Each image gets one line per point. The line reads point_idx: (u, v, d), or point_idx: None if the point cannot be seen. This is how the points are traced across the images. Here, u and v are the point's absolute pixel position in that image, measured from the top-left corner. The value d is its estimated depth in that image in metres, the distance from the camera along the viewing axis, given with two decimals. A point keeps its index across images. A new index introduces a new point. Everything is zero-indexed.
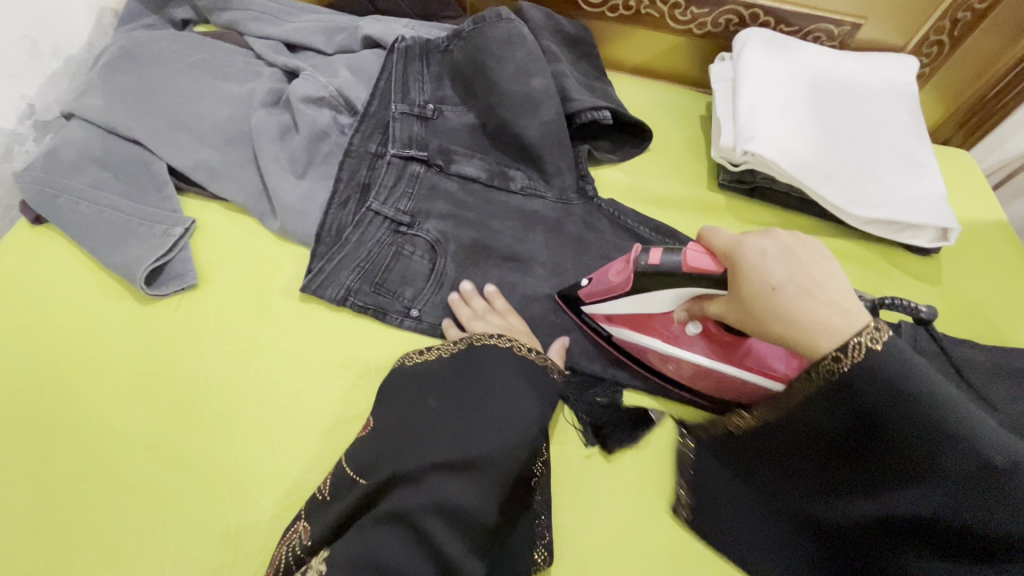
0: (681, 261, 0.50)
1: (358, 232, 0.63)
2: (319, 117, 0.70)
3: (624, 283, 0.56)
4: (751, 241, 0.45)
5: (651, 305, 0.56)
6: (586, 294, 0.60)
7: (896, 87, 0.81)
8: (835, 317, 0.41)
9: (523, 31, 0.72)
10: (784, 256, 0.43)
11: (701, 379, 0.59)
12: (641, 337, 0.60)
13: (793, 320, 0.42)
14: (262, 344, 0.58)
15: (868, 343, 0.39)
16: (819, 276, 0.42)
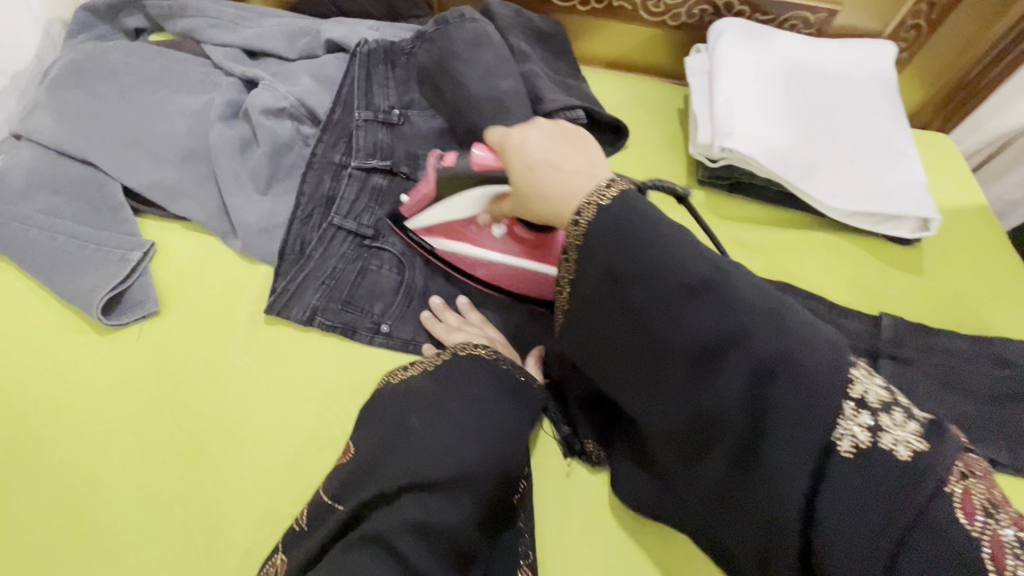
0: (471, 158, 0.56)
1: (321, 248, 0.62)
2: (280, 129, 0.67)
3: (432, 191, 0.62)
4: (517, 130, 0.52)
5: (455, 208, 0.60)
6: (408, 210, 0.64)
7: (874, 74, 0.79)
8: (576, 181, 0.46)
9: (487, 32, 0.70)
10: (553, 137, 0.50)
11: (513, 281, 0.62)
12: (454, 245, 0.62)
13: (547, 190, 0.47)
14: (228, 370, 0.56)
15: (598, 200, 0.43)
16: (571, 153, 0.49)
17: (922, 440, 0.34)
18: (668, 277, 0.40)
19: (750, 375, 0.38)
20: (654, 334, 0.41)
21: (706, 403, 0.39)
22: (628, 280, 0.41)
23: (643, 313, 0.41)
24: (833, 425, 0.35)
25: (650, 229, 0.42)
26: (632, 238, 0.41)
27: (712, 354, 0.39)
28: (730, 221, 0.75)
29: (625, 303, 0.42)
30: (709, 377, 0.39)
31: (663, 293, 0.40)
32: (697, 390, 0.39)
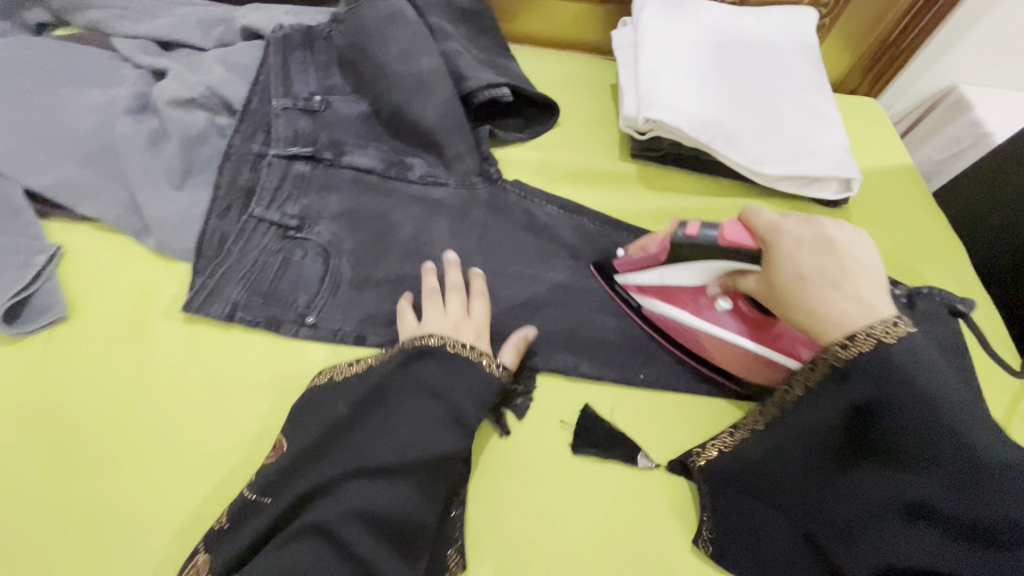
0: (718, 234, 0.52)
1: (241, 241, 0.60)
2: (192, 120, 0.64)
3: (659, 253, 0.58)
4: (793, 227, 0.49)
5: (680, 277, 0.58)
6: (621, 265, 0.63)
7: (795, 39, 0.80)
8: (853, 306, 0.45)
9: (403, 10, 0.69)
10: (820, 247, 0.47)
11: (727, 359, 0.60)
12: (670, 309, 0.61)
13: (817, 308, 0.46)
14: (146, 372, 0.54)
15: (884, 335, 0.43)
16: (848, 269, 0.46)
17: None
18: (932, 409, 0.41)
19: (972, 480, 0.40)
20: (910, 472, 0.43)
21: (930, 500, 0.41)
22: (856, 373, 0.43)
23: (891, 398, 0.42)
24: None
25: (904, 350, 0.42)
26: (895, 374, 0.42)
27: (927, 502, 0.42)
28: (663, 193, 0.75)
29: (880, 382, 0.42)
30: (943, 472, 0.41)
31: (904, 434, 0.42)
32: (923, 483, 0.42)
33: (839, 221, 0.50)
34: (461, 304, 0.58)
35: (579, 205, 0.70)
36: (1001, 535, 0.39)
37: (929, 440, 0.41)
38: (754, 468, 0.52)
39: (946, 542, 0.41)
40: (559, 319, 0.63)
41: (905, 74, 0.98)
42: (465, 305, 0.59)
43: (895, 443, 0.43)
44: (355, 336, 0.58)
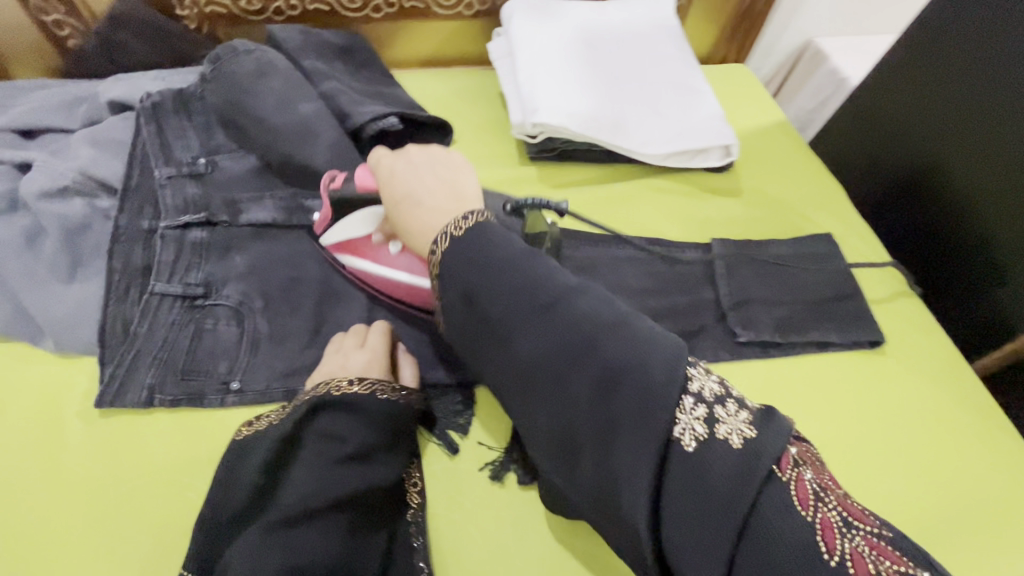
0: (356, 183, 0.61)
1: (146, 322, 0.58)
2: (68, 209, 0.62)
3: (331, 211, 0.63)
4: (390, 159, 0.58)
5: (353, 227, 0.62)
6: (317, 228, 0.65)
7: (658, 24, 0.85)
8: (435, 217, 0.51)
9: (269, 59, 0.69)
10: (414, 166, 0.56)
11: (408, 297, 0.62)
12: (356, 262, 0.63)
13: (415, 226, 0.53)
14: (69, 480, 0.52)
15: (456, 229, 0.48)
16: (432, 184, 0.54)
17: (751, 428, 0.37)
18: (526, 288, 0.44)
19: (544, 319, 0.43)
20: (525, 348, 0.43)
21: (534, 360, 0.42)
22: (451, 275, 0.47)
23: (477, 281, 0.45)
24: (671, 420, 0.37)
25: (480, 235, 0.48)
26: (470, 250, 0.47)
27: (561, 375, 0.41)
28: (564, 188, 0.78)
29: (474, 264, 0.46)
30: (533, 326, 0.43)
31: (505, 315, 0.44)
32: (526, 340, 0.43)
33: (417, 150, 0.58)
34: (357, 340, 0.59)
35: None
36: (586, 359, 0.41)
37: (519, 300, 0.44)
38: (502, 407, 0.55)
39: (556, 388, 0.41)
40: None
41: (765, 39, 1.06)
42: (362, 340, 0.60)
43: (497, 319, 0.45)
44: (284, 392, 0.58)
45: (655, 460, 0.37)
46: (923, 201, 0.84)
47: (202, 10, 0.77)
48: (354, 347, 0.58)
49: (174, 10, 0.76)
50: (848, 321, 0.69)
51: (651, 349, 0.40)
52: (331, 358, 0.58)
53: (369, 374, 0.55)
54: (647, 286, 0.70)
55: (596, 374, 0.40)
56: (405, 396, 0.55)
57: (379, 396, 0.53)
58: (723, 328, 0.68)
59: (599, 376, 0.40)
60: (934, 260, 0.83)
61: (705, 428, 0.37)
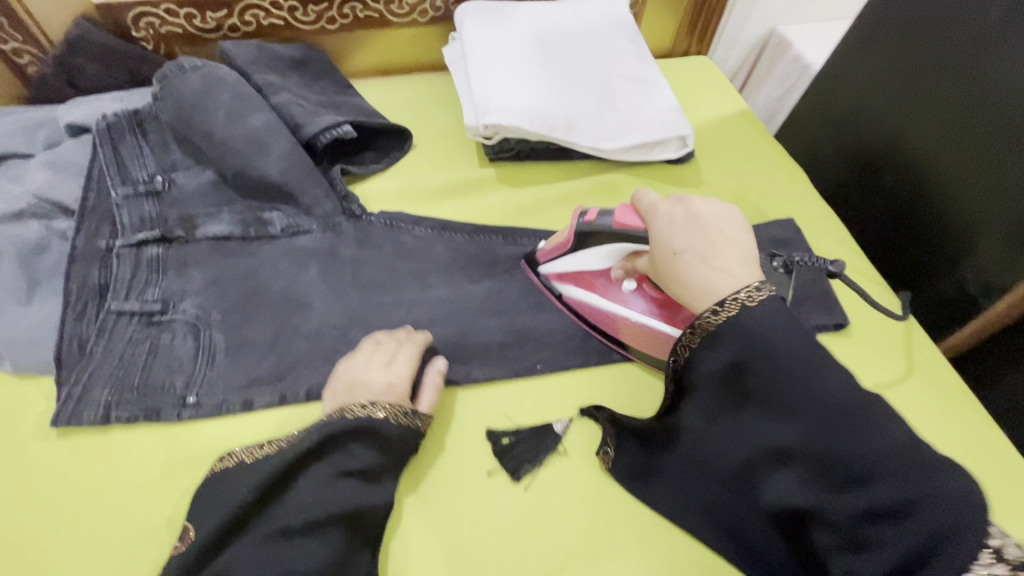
0: (611, 220, 0.59)
1: (103, 340, 0.58)
2: (25, 232, 0.62)
3: (569, 241, 0.64)
4: (664, 206, 0.55)
5: (591, 262, 0.66)
6: (541, 256, 0.68)
7: (610, 20, 0.86)
8: (723, 277, 0.48)
9: (219, 75, 0.70)
10: (689, 221, 0.53)
11: (627, 335, 0.65)
12: (582, 294, 0.68)
13: (687, 282, 0.50)
14: (27, 499, 0.52)
15: (747, 299, 0.46)
16: (714, 241, 0.51)
17: None
18: (785, 367, 0.44)
19: (803, 411, 0.43)
20: (777, 420, 0.44)
21: (793, 446, 0.43)
22: (727, 335, 0.46)
23: (749, 356, 0.45)
24: (962, 553, 0.37)
25: (762, 313, 0.45)
26: (746, 330, 0.45)
27: (799, 454, 0.43)
28: (525, 188, 0.79)
29: (746, 344, 0.45)
30: (797, 415, 0.43)
31: (771, 389, 0.44)
32: (780, 425, 0.44)
33: (721, 204, 0.54)
34: (385, 356, 0.59)
35: (446, 220, 0.73)
36: (851, 455, 0.41)
37: (795, 388, 0.43)
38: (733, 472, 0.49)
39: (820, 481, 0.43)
40: (446, 332, 0.65)
41: (728, 31, 1.07)
42: (390, 358, 0.59)
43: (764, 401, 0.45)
44: (241, 403, 0.58)
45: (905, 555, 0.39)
46: (886, 181, 0.85)
47: (158, 31, 0.79)
48: (378, 364, 0.58)
49: (130, 32, 0.78)
50: (814, 306, 0.69)
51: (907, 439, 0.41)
52: (356, 367, 0.58)
53: (382, 400, 0.55)
54: None
55: (887, 487, 0.40)
56: (416, 420, 0.56)
57: (391, 420, 0.54)
58: None
59: (864, 476, 0.41)
60: (904, 238, 0.83)
61: None
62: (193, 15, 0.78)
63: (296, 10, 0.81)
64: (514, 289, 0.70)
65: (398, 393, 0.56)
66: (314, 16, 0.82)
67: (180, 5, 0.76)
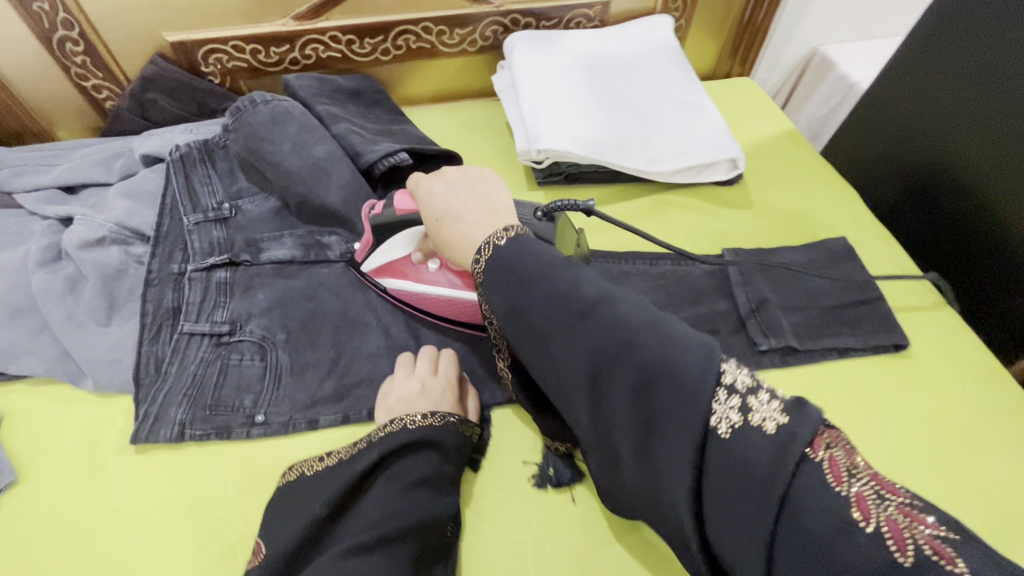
0: (394, 207, 0.64)
1: (177, 359, 0.61)
2: (106, 257, 0.66)
3: (371, 236, 0.66)
4: (427, 180, 0.58)
5: (395, 250, 0.65)
6: (359, 256, 0.69)
7: (657, 46, 0.87)
8: (475, 231, 0.52)
9: (284, 106, 0.73)
10: (450, 188, 0.56)
11: (447, 308, 0.65)
12: (397, 283, 0.66)
13: (455, 241, 0.53)
14: (108, 514, 0.55)
15: (496, 240, 0.49)
16: (470, 200, 0.55)
17: (787, 420, 0.36)
18: (552, 304, 0.44)
19: (580, 333, 0.43)
20: (568, 367, 0.43)
21: (596, 380, 0.42)
22: (497, 269, 0.48)
23: (521, 301, 0.46)
24: (708, 409, 0.37)
25: (516, 247, 0.48)
26: (513, 266, 0.47)
27: (605, 392, 0.42)
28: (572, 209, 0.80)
29: (514, 282, 0.46)
30: (585, 349, 0.43)
31: (553, 329, 0.44)
32: (578, 365, 0.43)
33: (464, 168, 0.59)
34: (430, 368, 0.61)
35: None
36: (625, 358, 0.41)
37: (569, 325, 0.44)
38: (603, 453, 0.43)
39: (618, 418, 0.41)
40: None
41: (770, 51, 1.07)
42: (433, 367, 0.62)
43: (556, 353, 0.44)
44: (306, 422, 0.59)
45: (693, 453, 0.37)
46: (941, 197, 0.83)
47: (224, 66, 0.83)
48: (425, 373, 0.60)
49: (199, 68, 0.83)
50: (867, 325, 0.68)
51: (669, 341, 0.40)
52: (399, 378, 0.61)
53: (439, 407, 0.57)
54: (661, 300, 0.70)
55: (660, 389, 0.39)
56: (469, 428, 0.58)
57: (450, 429, 0.56)
58: (743, 338, 0.67)
59: (648, 380, 0.40)
60: (963, 253, 0.81)
61: (742, 418, 0.36)
62: (259, 50, 0.82)
63: (352, 43, 0.84)
64: None
65: (447, 400, 0.58)
66: (369, 48, 0.85)
67: (247, 42, 0.80)
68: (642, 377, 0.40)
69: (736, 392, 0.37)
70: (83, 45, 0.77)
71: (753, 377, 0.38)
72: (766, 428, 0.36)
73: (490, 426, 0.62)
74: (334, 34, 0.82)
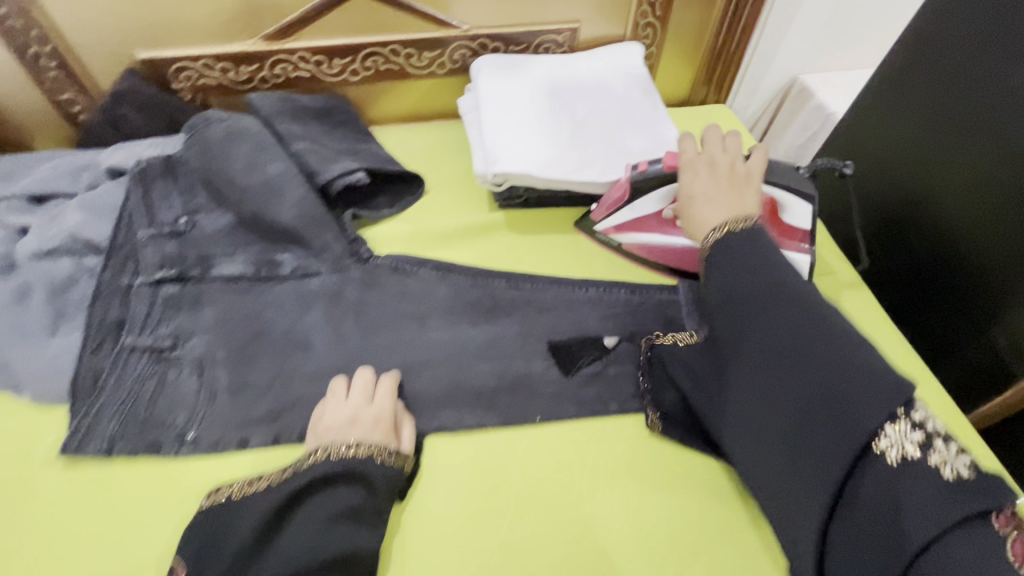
0: (662, 166, 0.69)
1: (115, 374, 0.61)
2: (58, 268, 0.67)
3: (624, 196, 0.72)
4: (689, 168, 0.66)
5: (647, 207, 0.72)
6: (596, 216, 0.76)
7: (625, 73, 0.88)
8: (715, 213, 0.61)
9: (245, 125, 0.74)
10: (722, 169, 0.65)
11: (681, 259, 0.73)
12: (641, 236, 0.74)
13: (695, 217, 0.63)
14: (26, 529, 0.54)
15: (732, 226, 0.59)
16: (724, 188, 0.63)
17: (967, 471, 0.44)
18: (783, 304, 0.53)
19: (800, 333, 0.51)
20: (763, 352, 0.52)
21: (797, 381, 0.50)
22: (716, 262, 0.58)
23: (744, 288, 0.55)
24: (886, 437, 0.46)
25: (754, 238, 0.58)
26: (744, 262, 0.56)
27: (798, 380, 0.50)
28: (532, 235, 0.79)
29: (746, 272, 0.56)
30: (787, 345, 0.51)
31: (770, 324, 0.53)
32: (776, 368, 0.51)
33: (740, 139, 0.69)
34: (366, 394, 0.60)
35: (452, 263, 0.74)
36: (786, 318, 0.52)
37: (846, 345, 0.49)
38: (762, 438, 0.53)
39: (845, 430, 0.47)
40: (442, 374, 0.66)
41: (747, 79, 1.07)
42: (372, 393, 0.61)
43: (813, 373, 0.49)
44: (237, 442, 0.59)
45: (813, 391, 0.49)
46: (909, 241, 0.80)
47: (195, 83, 0.85)
48: (359, 401, 0.59)
49: (169, 84, 0.84)
50: None
51: (888, 379, 0.47)
52: (330, 404, 0.60)
53: (367, 437, 0.57)
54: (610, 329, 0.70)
55: (847, 413, 0.47)
56: (400, 459, 0.57)
57: (376, 460, 0.55)
58: None
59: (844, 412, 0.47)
60: (934, 299, 0.78)
61: (917, 449, 0.45)
62: (227, 68, 0.83)
63: (322, 64, 0.86)
64: (511, 333, 0.69)
65: (380, 428, 0.58)
66: (339, 68, 0.87)
67: (216, 60, 0.82)
68: (842, 388, 0.48)
69: (934, 437, 0.45)
70: (56, 60, 0.79)
71: (943, 428, 0.47)
72: (945, 473, 0.44)
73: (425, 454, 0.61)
74: (302, 54, 0.84)
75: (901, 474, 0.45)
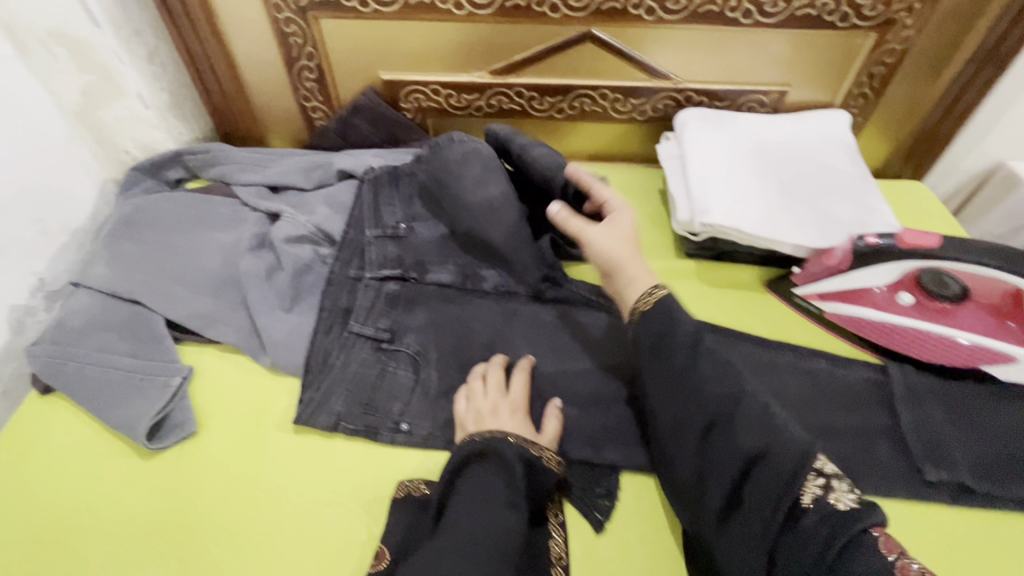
0: (896, 239, 0.66)
1: (343, 355, 0.67)
2: (301, 253, 0.75)
3: (839, 263, 0.70)
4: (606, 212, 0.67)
5: (866, 280, 0.70)
6: (797, 279, 0.75)
7: (832, 139, 0.86)
8: (643, 277, 0.61)
9: (476, 147, 0.76)
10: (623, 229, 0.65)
11: (896, 341, 0.69)
12: (851, 309, 0.71)
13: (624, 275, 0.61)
14: (260, 483, 0.60)
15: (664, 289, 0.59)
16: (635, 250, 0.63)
17: (856, 501, 0.44)
18: (688, 352, 0.55)
19: (706, 382, 0.53)
20: (687, 397, 0.53)
21: (724, 428, 0.50)
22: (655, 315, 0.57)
23: (646, 337, 0.57)
24: (799, 481, 0.46)
25: (663, 308, 0.57)
26: (654, 319, 0.57)
27: (722, 430, 0.51)
28: (723, 288, 0.78)
29: (655, 325, 0.57)
30: (703, 391, 0.53)
31: (681, 374, 0.54)
32: (708, 412, 0.52)
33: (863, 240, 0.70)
34: (498, 385, 0.64)
35: None
36: (690, 368, 0.54)
37: (744, 404, 0.51)
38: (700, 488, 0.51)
39: (761, 492, 0.47)
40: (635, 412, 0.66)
41: (947, 159, 1.01)
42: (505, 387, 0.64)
43: (731, 438, 0.50)
44: (444, 441, 0.62)
45: (734, 436, 0.50)
46: None
47: (420, 105, 0.94)
48: (494, 392, 0.63)
49: (398, 103, 0.94)
50: None
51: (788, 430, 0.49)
52: (465, 393, 0.63)
53: (509, 428, 0.59)
54: (810, 399, 0.67)
55: (775, 459, 0.47)
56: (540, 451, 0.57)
57: (511, 443, 0.56)
58: (905, 462, 0.61)
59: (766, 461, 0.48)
60: None
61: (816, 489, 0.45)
62: (451, 95, 0.92)
63: (533, 99, 0.92)
64: None
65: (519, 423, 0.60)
66: (547, 105, 0.93)
67: (444, 87, 0.91)
68: (759, 438, 0.49)
69: (826, 475, 0.46)
70: (316, 73, 0.91)
71: (836, 469, 0.47)
72: (839, 505, 0.44)
73: (578, 474, 0.61)
74: (520, 90, 0.91)
75: (795, 527, 0.45)
